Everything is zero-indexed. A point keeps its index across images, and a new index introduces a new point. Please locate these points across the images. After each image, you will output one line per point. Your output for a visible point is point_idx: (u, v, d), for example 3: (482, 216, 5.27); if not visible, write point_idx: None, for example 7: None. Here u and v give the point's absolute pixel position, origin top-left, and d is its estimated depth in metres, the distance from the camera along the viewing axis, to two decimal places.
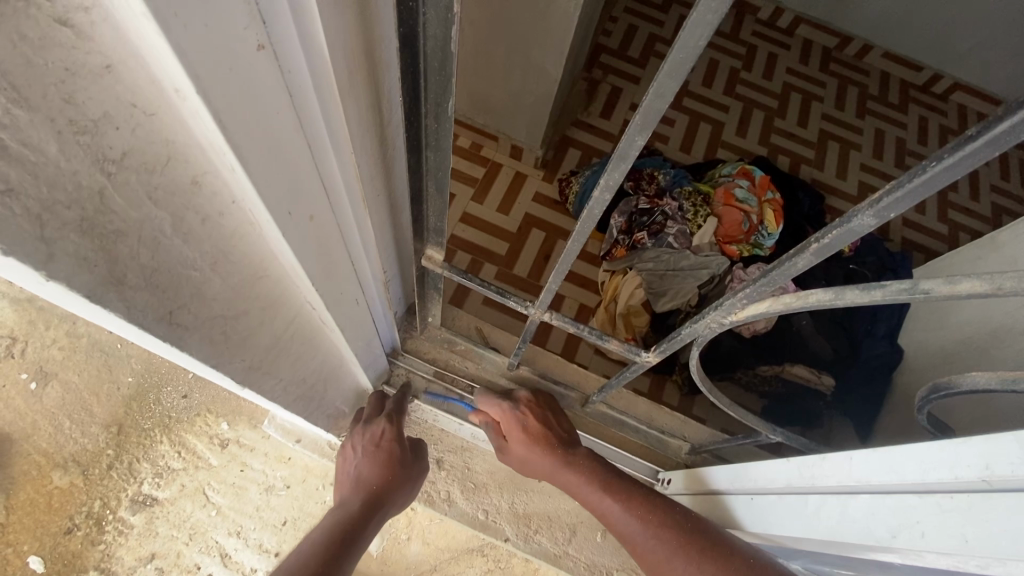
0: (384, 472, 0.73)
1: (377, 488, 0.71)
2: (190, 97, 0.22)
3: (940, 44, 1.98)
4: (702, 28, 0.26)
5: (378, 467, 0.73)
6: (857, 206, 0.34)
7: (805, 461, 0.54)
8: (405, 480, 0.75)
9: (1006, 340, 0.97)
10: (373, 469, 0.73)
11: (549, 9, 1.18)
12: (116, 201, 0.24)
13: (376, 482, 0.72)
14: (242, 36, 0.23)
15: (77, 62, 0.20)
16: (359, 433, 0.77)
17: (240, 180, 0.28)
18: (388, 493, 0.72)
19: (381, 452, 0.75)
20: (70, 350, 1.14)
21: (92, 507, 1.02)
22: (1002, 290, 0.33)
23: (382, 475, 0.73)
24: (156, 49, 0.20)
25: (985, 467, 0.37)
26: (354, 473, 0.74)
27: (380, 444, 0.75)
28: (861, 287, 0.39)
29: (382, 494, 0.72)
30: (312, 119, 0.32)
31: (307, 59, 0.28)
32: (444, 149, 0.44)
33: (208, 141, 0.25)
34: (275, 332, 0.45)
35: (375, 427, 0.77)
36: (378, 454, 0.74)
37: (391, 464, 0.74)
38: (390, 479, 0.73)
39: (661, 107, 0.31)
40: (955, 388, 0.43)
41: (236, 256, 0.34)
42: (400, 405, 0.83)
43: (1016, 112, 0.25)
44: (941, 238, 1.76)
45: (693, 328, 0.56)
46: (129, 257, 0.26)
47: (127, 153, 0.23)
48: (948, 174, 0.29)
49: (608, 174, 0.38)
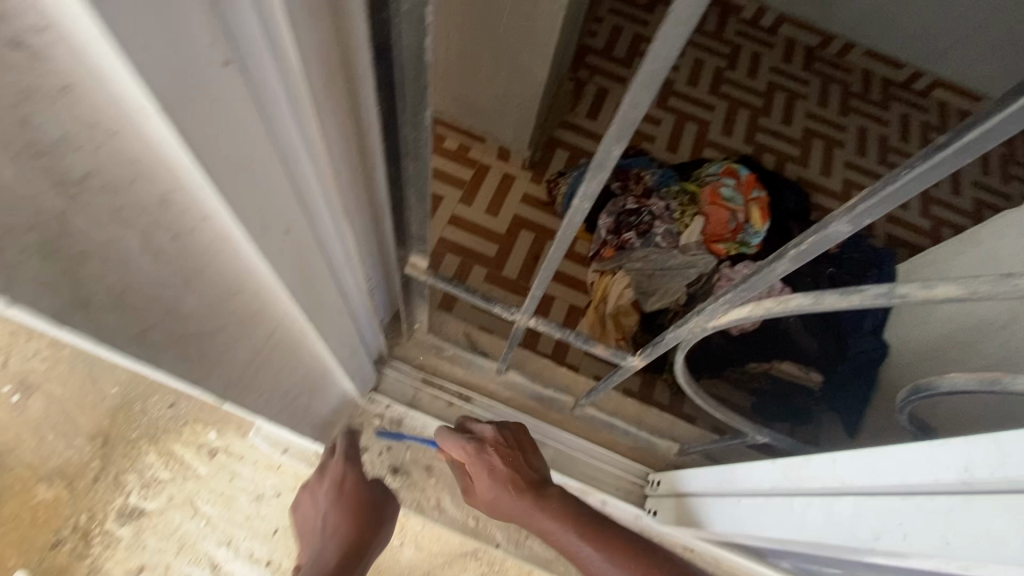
0: (352, 519, 0.76)
1: (349, 535, 0.75)
2: (153, 116, 0.22)
3: (920, 42, 2.01)
4: (673, 40, 0.26)
5: (345, 515, 0.76)
6: (834, 212, 0.34)
7: (790, 464, 0.54)
8: (378, 518, 0.78)
9: (989, 335, 0.98)
10: (340, 517, 0.76)
11: (535, 12, 1.19)
12: (80, 223, 0.24)
13: (347, 529, 0.75)
14: (207, 54, 0.23)
15: (31, 84, 0.19)
16: (319, 483, 0.79)
17: (210, 196, 0.28)
18: (361, 537, 0.76)
19: (345, 498, 0.77)
20: (53, 361, 1.12)
21: (77, 521, 1.00)
22: (977, 295, 0.33)
23: (349, 522, 0.75)
24: (115, 71, 0.20)
25: (965, 470, 0.37)
26: (325, 525, 0.76)
27: (341, 491, 0.77)
28: (840, 291, 0.39)
29: (356, 540, 0.75)
30: (285, 132, 0.32)
31: (277, 74, 0.28)
32: (423, 157, 0.44)
33: (173, 158, 0.25)
34: (254, 346, 0.44)
35: (332, 474, 0.78)
36: (342, 501, 0.77)
37: (356, 508, 0.76)
38: (360, 522, 0.76)
39: (637, 117, 0.31)
40: (935, 390, 0.44)
41: (210, 271, 0.34)
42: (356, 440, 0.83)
43: (984, 121, 0.25)
44: (924, 233, 1.78)
45: (678, 332, 0.56)
46: (96, 279, 0.26)
47: (89, 174, 0.23)
48: (921, 181, 0.29)
49: (587, 182, 0.38)
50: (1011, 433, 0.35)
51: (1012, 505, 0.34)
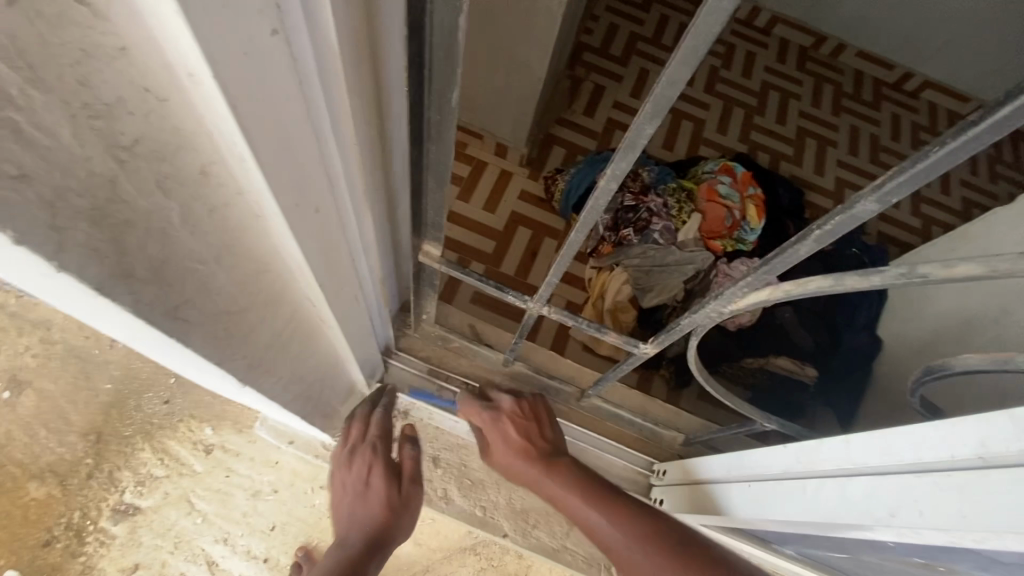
0: (381, 509, 0.76)
1: (376, 524, 0.75)
2: (205, 82, 0.22)
3: (910, 43, 2.04)
4: (715, 18, 0.26)
5: (373, 505, 0.76)
6: (859, 192, 0.35)
7: (803, 448, 0.55)
8: (404, 508, 0.78)
9: (980, 328, 1.00)
10: (369, 507, 0.76)
11: (535, 8, 1.19)
12: (127, 189, 0.24)
13: (374, 519, 0.76)
14: (257, 20, 0.23)
15: (92, 43, 0.19)
16: (347, 467, 0.79)
17: (249, 169, 0.28)
18: (387, 528, 0.76)
19: (372, 489, 0.77)
20: (44, 357, 1.10)
21: (71, 518, 0.99)
22: (997, 272, 0.34)
23: (377, 513, 0.76)
24: (172, 32, 0.20)
25: (981, 445, 0.38)
26: (352, 513, 0.77)
27: (368, 483, 0.77)
28: (860, 272, 0.40)
29: (382, 527, 0.75)
30: (319, 109, 0.32)
31: (316, 47, 0.28)
32: (446, 141, 0.44)
33: (218, 127, 0.25)
34: (276, 328, 0.44)
35: (362, 461, 0.78)
36: (370, 492, 0.77)
37: (384, 501, 0.77)
38: (387, 512, 0.76)
39: (671, 95, 0.31)
40: (948, 371, 0.45)
41: (241, 249, 0.34)
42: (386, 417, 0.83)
43: (1016, 97, 0.26)
44: (915, 231, 1.81)
45: (693, 319, 0.56)
46: (138, 249, 0.26)
47: (138, 140, 0.23)
48: (949, 158, 0.30)
49: (615, 163, 0.38)
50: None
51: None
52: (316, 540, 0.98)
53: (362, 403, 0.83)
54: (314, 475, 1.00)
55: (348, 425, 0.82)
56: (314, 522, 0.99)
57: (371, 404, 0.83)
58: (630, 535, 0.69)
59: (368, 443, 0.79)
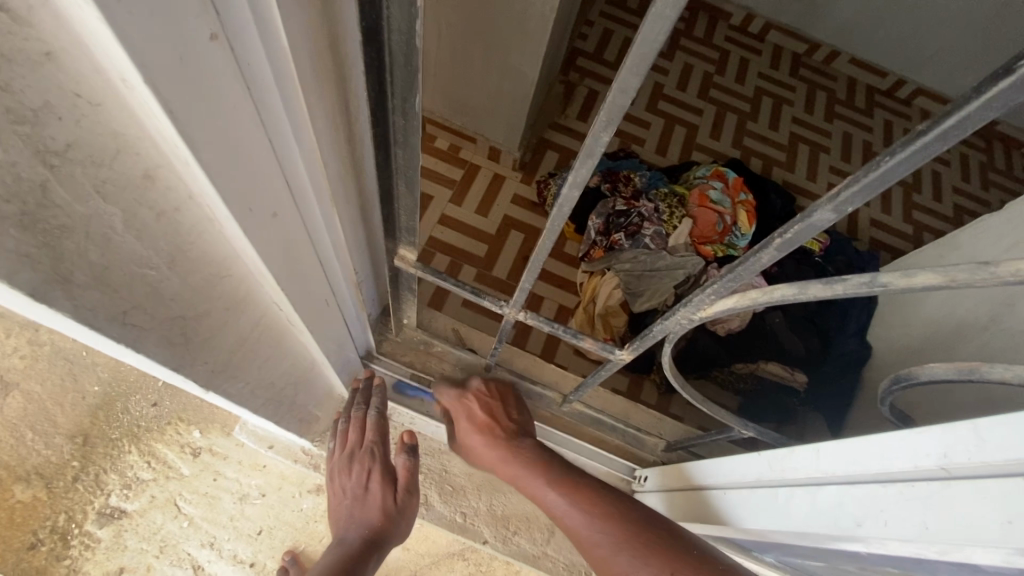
0: (382, 513, 0.77)
1: (377, 526, 0.75)
2: (138, 87, 0.22)
3: (903, 51, 2.05)
4: (661, 25, 0.26)
5: (374, 508, 0.76)
6: (817, 201, 0.35)
7: (775, 455, 0.55)
8: (404, 511, 0.79)
9: (970, 335, 1.00)
10: (368, 511, 0.76)
11: (526, 13, 1.19)
12: (61, 194, 0.23)
13: (375, 522, 0.76)
14: (193, 25, 0.23)
15: (14, 49, 0.19)
16: (345, 471, 0.78)
17: (195, 174, 0.27)
18: (386, 531, 0.77)
19: (373, 493, 0.77)
20: (32, 359, 1.10)
21: (57, 521, 0.98)
22: (955, 282, 0.34)
23: (378, 517, 0.76)
24: (98, 37, 0.19)
25: (943, 456, 0.38)
26: (350, 516, 0.76)
27: (368, 487, 0.77)
28: (823, 281, 0.40)
29: (383, 529, 0.76)
30: (273, 114, 0.32)
31: (265, 53, 0.28)
32: (413, 146, 0.44)
33: (158, 132, 0.24)
34: (240, 333, 0.44)
35: (362, 465, 0.77)
36: (370, 496, 0.77)
37: (384, 505, 0.77)
38: (387, 516, 0.77)
39: (626, 101, 0.31)
40: (915, 379, 0.44)
41: (195, 254, 0.33)
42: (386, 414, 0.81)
43: (962, 107, 0.25)
44: (906, 237, 1.81)
45: (665, 325, 0.56)
46: (76, 254, 0.25)
47: (71, 146, 0.22)
48: (901, 168, 0.30)
49: (576, 170, 0.38)
50: (987, 418, 0.36)
51: (986, 487, 0.35)
52: (304, 544, 0.97)
53: (354, 404, 0.79)
54: (301, 479, 1.00)
55: (342, 427, 0.80)
56: (300, 527, 0.98)
57: (363, 405, 0.80)
58: (584, 509, 0.66)
59: (367, 447, 0.78)
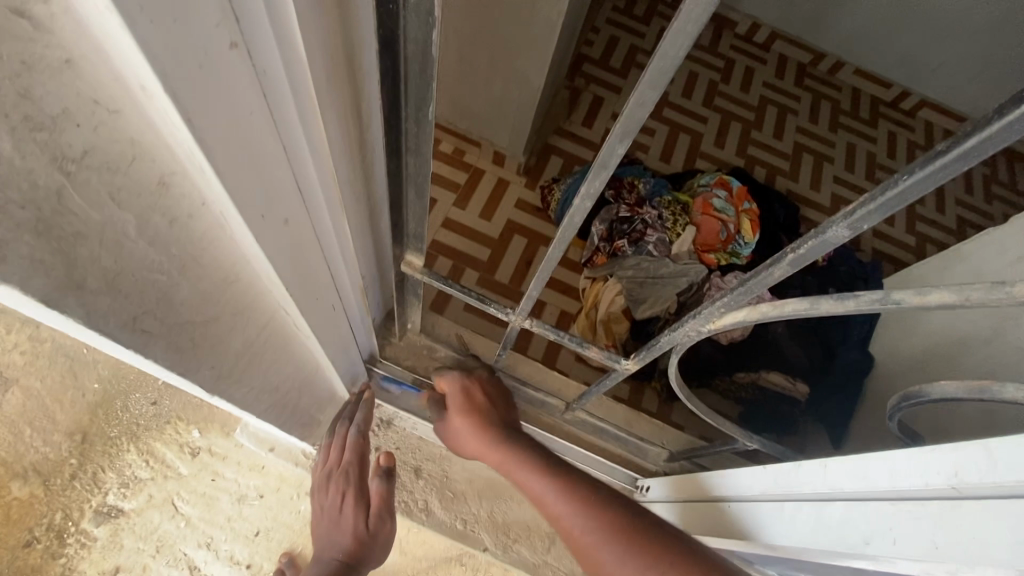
0: (355, 536, 0.76)
1: (349, 551, 0.75)
2: (157, 94, 0.22)
3: (909, 63, 2.05)
4: (681, 40, 0.26)
5: (348, 531, 0.76)
6: (832, 217, 0.34)
7: (782, 469, 0.55)
8: (378, 536, 0.79)
9: (973, 349, 0.99)
10: (342, 534, 0.76)
11: (533, 18, 1.19)
12: (77, 201, 0.23)
13: (347, 545, 0.76)
14: (214, 34, 0.22)
15: (35, 55, 0.19)
16: (323, 491, 0.78)
17: (210, 181, 0.27)
18: (360, 554, 0.76)
19: (347, 516, 0.77)
20: (32, 355, 1.09)
21: (53, 519, 0.98)
22: (970, 301, 0.33)
23: (351, 540, 0.76)
24: (119, 46, 0.19)
25: (954, 475, 0.38)
26: (326, 537, 0.77)
27: (343, 510, 0.77)
28: (835, 296, 0.40)
29: (356, 553, 0.76)
30: (288, 123, 0.32)
31: (283, 61, 0.28)
32: (424, 154, 0.44)
33: (175, 140, 0.24)
34: (247, 338, 0.43)
35: (336, 485, 0.77)
36: (344, 519, 0.77)
37: (357, 530, 0.77)
38: (360, 540, 0.77)
39: (643, 115, 0.31)
40: (926, 397, 0.44)
41: (206, 260, 0.33)
42: (366, 436, 0.80)
43: (984, 127, 0.25)
44: (910, 249, 1.81)
45: (672, 336, 0.56)
46: (90, 261, 0.25)
47: (88, 152, 0.22)
48: (918, 187, 0.29)
49: (590, 181, 0.38)
50: (1000, 439, 0.36)
51: (998, 509, 0.35)
52: (300, 547, 0.97)
53: (338, 420, 0.80)
54: (300, 481, 0.99)
55: (325, 443, 0.80)
56: (298, 529, 0.98)
57: (346, 421, 0.79)
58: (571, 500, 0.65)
59: (341, 469, 0.78)
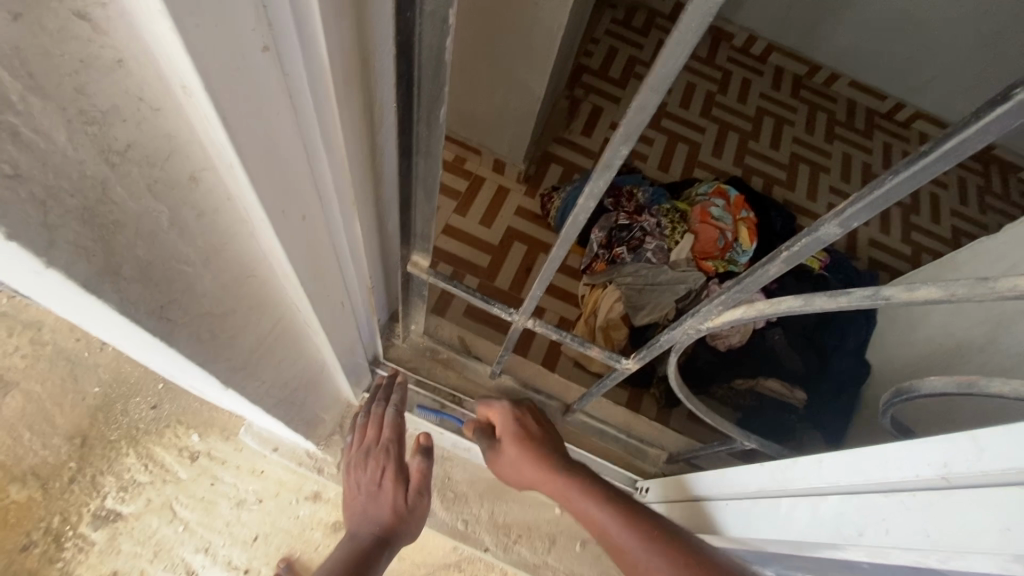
0: (392, 512, 0.77)
1: (388, 525, 0.76)
2: (197, 93, 0.23)
3: (902, 75, 2.09)
4: (680, 48, 0.28)
5: (386, 506, 0.77)
6: (824, 216, 0.36)
7: (777, 465, 0.55)
8: (415, 512, 0.79)
9: (969, 354, 1.01)
10: (380, 509, 0.77)
11: (535, 29, 1.22)
12: (117, 191, 0.25)
13: (386, 520, 0.76)
14: (250, 38, 0.24)
15: (91, 55, 0.20)
16: (361, 468, 0.78)
17: (237, 177, 0.29)
18: (398, 528, 0.77)
19: (386, 492, 0.77)
20: (33, 359, 1.10)
21: (51, 523, 0.98)
22: (955, 296, 0.35)
23: (389, 515, 0.76)
24: (167, 47, 0.21)
25: (943, 466, 0.39)
26: (363, 512, 0.77)
27: (382, 486, 0.78)
28: (828, 293, 0.41)
29: (393, 527, 0.76)
30: (309, 123, 0.33)
31: (307, 63, 0.29)
32: (434, 155, 0.46)
33: (210, 137, 0.26)
34: (260, 333, 0.44)
35: (376, 463, 0.78)
36: (383, 494, 0.78)
37: (396, 504, 0.77)
38: (398, 515, 0.77)
39: (644, 118, 0.33)
40: (917, 392, 0.46)
41: (228, 253, 0.35)
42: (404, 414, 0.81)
43: (962, 130, 0.27)
44: (905, 258, 1.83)
45: (671, 335, 0.58)
46: (125, 250, 0.27)
47: (130, 146, 0.24)
48: (904, 185, 0.31)
49: (593, 181, 0.40)
50: (986, 429, 0.37)
51: (985, 497, 0.36)
52: (299, 551, 0.97)
53: (374, 400, 0.81)
54: (299, 485, 1.00)
55: (361, 422, 0.81)
56: (296, 534, 0.98)
57: (383, 402, 0.81)
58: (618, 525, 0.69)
59: (382, 446, 0.78)
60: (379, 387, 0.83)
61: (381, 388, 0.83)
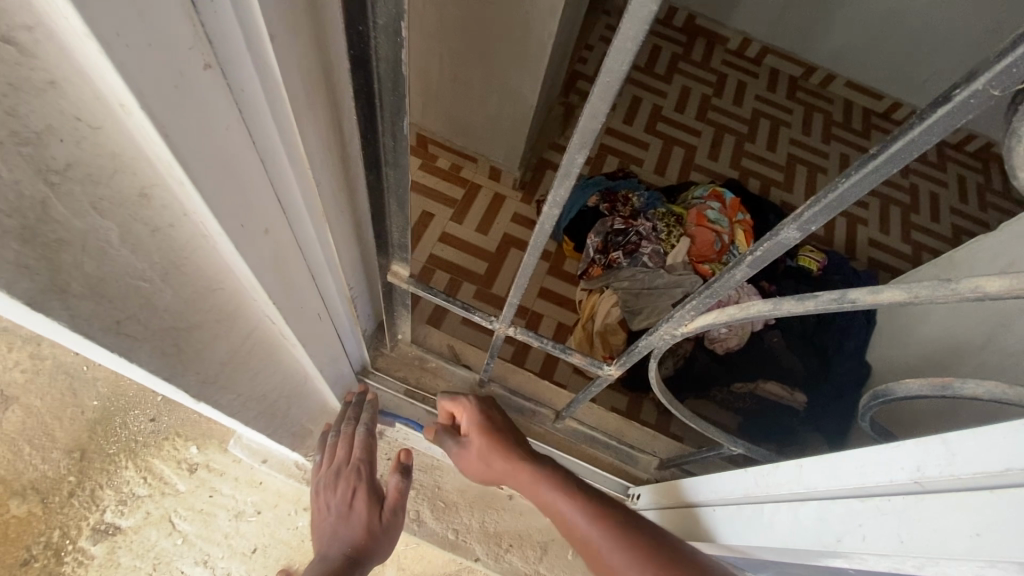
0: (364, 531, 0.76)
1: (360, 544, 0.74)
2: (135, 113, 0.23)
3: (899, 75, 2.09)
4: (624, 55, 0.28)
5: (359, 527, 0.75)
6: (784, 220, 0.36)
7: (761, 471, 0.55)
8: (388, 530, 0.79)
9: (968, 355, 1.00)
10: (352, 528, 0.75)
11: (527, 38, 1.22)
12: (59, 210, 0.25)
13: (359, 539, 0.75)
14: (187, 56, 0.24)
15: (20, 77, 0.21)
16: (331, 488, 0.77)
17: (188, 194, 0.29)
18: (369, 548, 0.75)
19: (358, 512, 0.76)
20: (33, 373, 1.11)
21: (50, 537, 0.98)
22: (919, 298, 0.35)
23: (361, 535, 0.75)
24: (100, 70, 0.21)
25: (917, 469, 0.38)
26: (335, 533, 0.75)
27: (354, 506, 0.76)
28: (796, 297, 0.41)
29: (365, 546, 0.75)
30: (266, 139, 0.33)
31: (258, 82, 0.30)
32: (402, 166, 0.46)
33: (155, 156, 0.26)
34: (231, 347, 0.45)
35: (347, 484, 0.76)
36: (355, 514, 0.76)
37: (369, 524, 0.76)
38: (372, 534, 0.76)
39: (596, 126, 0.33)
40: (892, 395, 0.45)
41: (189, 268, 0.35)
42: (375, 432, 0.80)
43: (909, 131, 0.27)
44: (905, 258, 1.82)
45: (649, 340, 0.58)
46: (73, 266, 0.27)
47: (70, 165, 0.24)
48: (859, 187, 0.31)
49: (554, 190, 0.40)
50: (956, 432, 0.36)
51: (958, 502, 0.35)
52: (297, 563, 0.97)
53: (344, 418, 0.79)
54: (297, 496, 1.00)
55: (331, 441, 0.79)
56: (295, 546, 0.98)
57: (353, 420, 0.79)
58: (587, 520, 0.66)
59: (352, 467, 0.77)
60: (347, 402, 0.81)
61: (351, 403, 0.81)
